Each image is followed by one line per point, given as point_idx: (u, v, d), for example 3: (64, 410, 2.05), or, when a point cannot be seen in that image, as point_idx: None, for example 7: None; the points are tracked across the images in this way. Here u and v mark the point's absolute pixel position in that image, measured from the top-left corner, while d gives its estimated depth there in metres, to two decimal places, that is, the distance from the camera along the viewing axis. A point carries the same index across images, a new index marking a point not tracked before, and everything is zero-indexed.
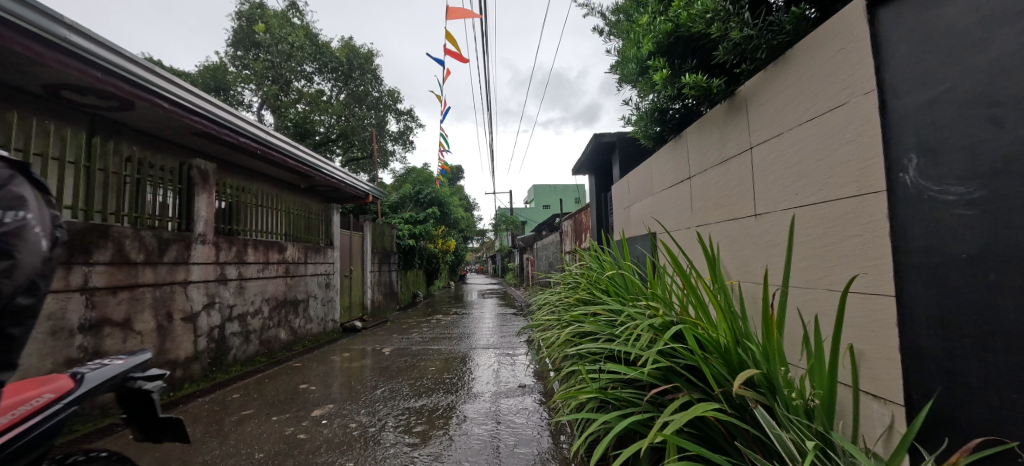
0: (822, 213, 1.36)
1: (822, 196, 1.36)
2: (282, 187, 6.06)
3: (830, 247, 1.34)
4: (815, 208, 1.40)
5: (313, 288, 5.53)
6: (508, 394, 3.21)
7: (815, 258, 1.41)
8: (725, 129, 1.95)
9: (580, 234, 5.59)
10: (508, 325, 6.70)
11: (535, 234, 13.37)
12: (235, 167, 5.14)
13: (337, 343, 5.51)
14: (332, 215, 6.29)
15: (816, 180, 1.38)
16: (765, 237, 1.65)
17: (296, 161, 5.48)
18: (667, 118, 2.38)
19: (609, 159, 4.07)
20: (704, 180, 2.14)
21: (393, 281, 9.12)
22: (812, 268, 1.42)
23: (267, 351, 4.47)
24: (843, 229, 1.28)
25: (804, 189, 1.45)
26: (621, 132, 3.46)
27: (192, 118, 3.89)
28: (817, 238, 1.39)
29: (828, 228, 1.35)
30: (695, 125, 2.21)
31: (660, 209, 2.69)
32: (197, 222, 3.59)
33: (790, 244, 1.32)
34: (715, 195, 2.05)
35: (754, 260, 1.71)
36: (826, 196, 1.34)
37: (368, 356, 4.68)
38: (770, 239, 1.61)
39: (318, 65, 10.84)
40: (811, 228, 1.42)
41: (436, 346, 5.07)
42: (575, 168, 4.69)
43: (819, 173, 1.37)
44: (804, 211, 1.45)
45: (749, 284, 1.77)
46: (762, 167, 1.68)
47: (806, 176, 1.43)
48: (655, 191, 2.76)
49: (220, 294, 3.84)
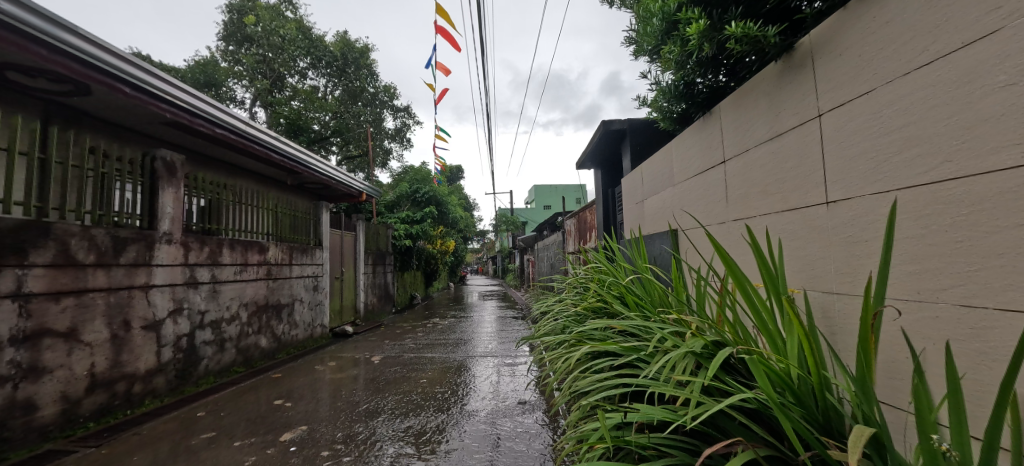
0: (951, 196, 1.02)
1: (953, 170, 1.02)
2: (266, 184, 5.70)
3: (966, 241, 1.00)
4: (938, 189, 1.05)
5: (299, 291, 5.18)
6: (507, 415, 2.81)
7: (936, 259, 1.07)
8: (779, 97, 1.61)
9: (584, 233, 5.23)
10: (508, 330, 6.34)
11: (536, 234, 12.98)
12: (215, 161, 4.81)
13: (325, 350, 5.16)
14: (321, 214, 5.94)
15: (942, 150, 1.04)
16: (846, 232, 1.30)
17: (280, 156, 5.12)
18: (697, 90, 2.08)
19: (617, 150, 3.71)
20: (747, 163, 1.80)
21: (388, 283, 8.77)
22: (931, 273, 1.08)
23: (245, 361, 4.11)
24: (992, 217, 0.94)
25: (914, 165, 1.11)
26: (632, 119, 3.09)
27: (160, 105, 3.55)
28: (943, 234, 1.05)
29: (961, 217, 1.00)
30: (734, 96, 1.87)
31: (683, 202, 2.34)
32: (160, 221, 3.23)
33: (892, 234, 0.97)
34: (764, 182, 1.70)
35: (830, 262, 1.36)
36: (959, 172, 1.00)
37: (356, 366, 4.33)
38: (856, 234, 1.26)
39: (312, 60, 10.50)
40: (928, 217, 1.08)
41: (430, 355, 4.70)
42: (578, 162, 4.33)
43: (947, 140, 1.03)
44: (916, 193, 1.10)
45: (819, 293, 1.42)
46: (839, 138, 1.34)
47: (921, 145, 1.09)
48: (677, 182, 2.40)
49: (190, 300, 3.49)
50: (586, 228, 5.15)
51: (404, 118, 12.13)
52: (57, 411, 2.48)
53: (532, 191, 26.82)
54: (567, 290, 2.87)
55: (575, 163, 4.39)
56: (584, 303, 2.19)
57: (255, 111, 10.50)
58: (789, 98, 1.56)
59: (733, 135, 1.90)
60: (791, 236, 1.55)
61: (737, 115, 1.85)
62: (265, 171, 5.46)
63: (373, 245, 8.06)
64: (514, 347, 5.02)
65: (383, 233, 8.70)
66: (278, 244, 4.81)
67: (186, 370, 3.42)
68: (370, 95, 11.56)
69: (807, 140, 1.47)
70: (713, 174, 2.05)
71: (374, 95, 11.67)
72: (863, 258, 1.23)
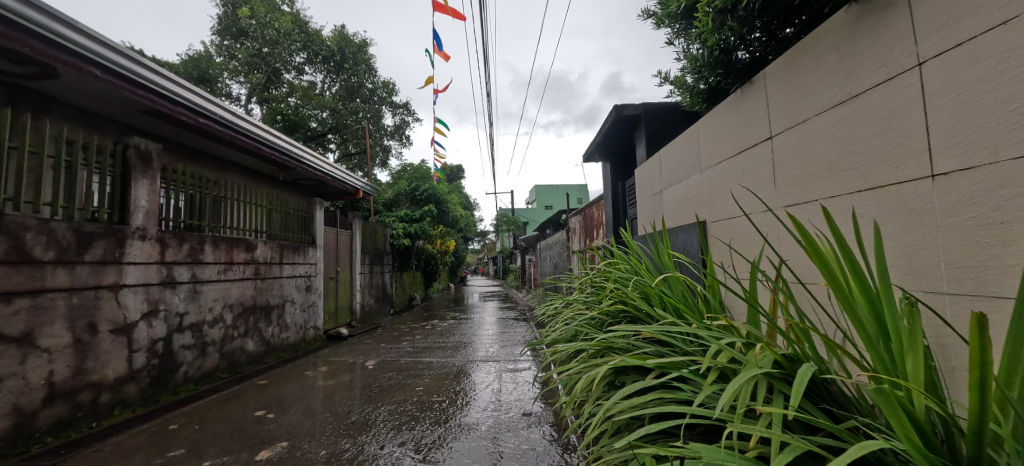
0: None
1: None
2: (256, 179, 5.44)
3: None
4: None
5: (291, 291, 4.91)
6: (511, 429, 2.53)
7: None
8: (849, 57, 1.36)
9: (590, 231, 4.95)
10: (511, 332, 6.07)
11: (538, 234, 12.71)
12: (200, 153, 4.54)
13: (318, 354, 4.89)
14: (315, 211, 5.68)
15: None
16: (963, 216, 1.06)
17: (271, 150, 4.87)
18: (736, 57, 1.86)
19: (629, 140, 3.44)
20: (804, 138, 1.55)
21: (386, 283, 8.51)
22: None
23: (230, 366, 3.85)
24: None
25: None
26: (647, 103, 2.84)
27: (134, 90, 3.27)
28: None
29: None
30: (785, 59, 1.64)
31: (714, 190, 2.09)
32: (133, 215, 2.97)
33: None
34: (828, 160, 1.45)
35: (938, 257, 1.12)
36: None
37: (349, 371, 4.06)
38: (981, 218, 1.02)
39: (308, 55, 10.27)
40: None
41: (428, 359, 4.44)
42: (585, 155, 4.05)
43: None
44: None
45: (921, 295, 1.18)
46: (948, 98, 1.09)
47: None
48: (706, 167, 2.15)
49: (167, 301, 3.23)
50: (592, 225, 4.89)
51: (403, 115, 11.87)
52: (7, 425, 2.22)
53: (533, 191, 26.57)
54: (576, 295, 2.62)
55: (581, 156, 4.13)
56: (598, 307, 1.95)
57: (250, 107, 10.25)
58: (863, 55, 1.31)
59: (779, 112, 1.68)
60: (868, 225, 1.29)
61: (785, 88, 1.64)
62: (254, 165, 5.20)
63: (370, 244, 7.80)
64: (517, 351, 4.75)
65: (381, 232, 8.44)
66: (268, 242, 4.55)
67: (162, 377, 3.16)
68: (368, 91, 11.30)
69: (892, 103, 1.23)
70: (754, 156, 1.82)
71: (372, 91, 11.40)
72: (996, 250, 0.99)
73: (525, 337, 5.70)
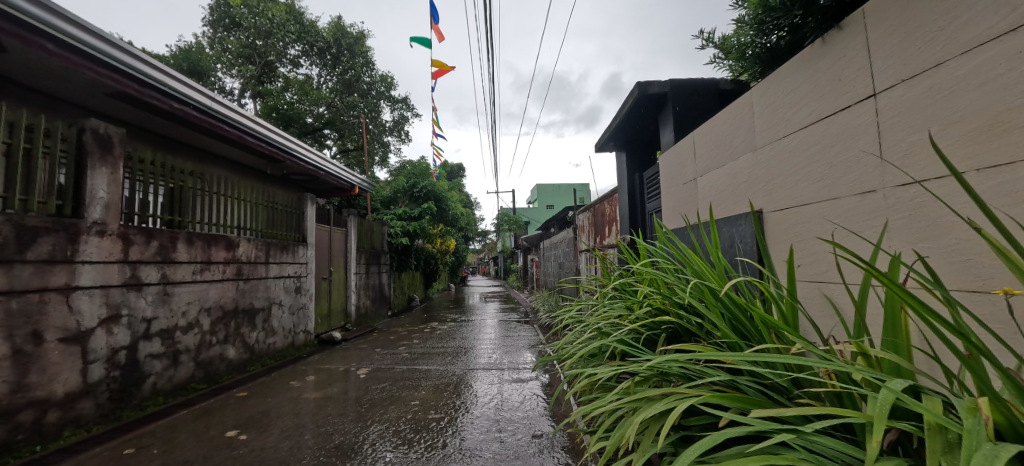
0: None
1: None
2: (239, 172, 5.07)
3: None
4: None
5: (278, 293, 4.55)
6: (519, 456, 2.15)
7: None
8: None
9: (601, 228, 4.57)
10: (514, 336, 5.69)
11: (540, 233, 12.30)
12: (176, 141, 4.19)
13: (306, 361, 4.53)
14: (305, 207, 5.32)
15: None
16: None
17: (255, 141, 4.50)
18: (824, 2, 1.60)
19: (648, 124, 3.09)
20: (924, 94, 1.18)
21: (384, 284, 8.15)
22: None
23: (207, 376, 3.50)
24: None
25: None
26: (674, 80, 2.49)
27: (95, 68, 2.91)
28: None
29: None
30: None
31: (777, 171, 1.74)
32: (89, 207, 2.62)
33: None
34: (961, 127, 1.10)
35: None
36: None
37: (338, 381, 3.69)
38: None
39: (304, 47, 9.95)
40: None
41: (425, 367, 4.07)
42: (598, 144, 3.70)
43: None
44: None
45: None
46: None
47: None
48: (764, 144, 1.82)
49: (132, 304, 2.87)
50: (602, 222, 4.51)
51: (401, 110, 11.47)
52: None
53: (534, 190, 26.25)
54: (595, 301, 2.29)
55: (593, 146, 3.78)
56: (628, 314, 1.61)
57: (244, 102, 9.92)
58: None
59: (886, 62, 1.30)
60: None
61: (899, 30, 1.25)
62: (239, 157, 4.84)
63: (367, 243, 7.44)
64: (523, 358, 4.40)
65: (378, 231, 8.09)
66: (252, 239, 4.20)
67: (125, 390, 2.81)
68: (366, 85, 10.91)
69: None
70: (838, 126, 1.46)
71: (370, 85, 11.02)
72: None
73: (530, 342, 5.33)
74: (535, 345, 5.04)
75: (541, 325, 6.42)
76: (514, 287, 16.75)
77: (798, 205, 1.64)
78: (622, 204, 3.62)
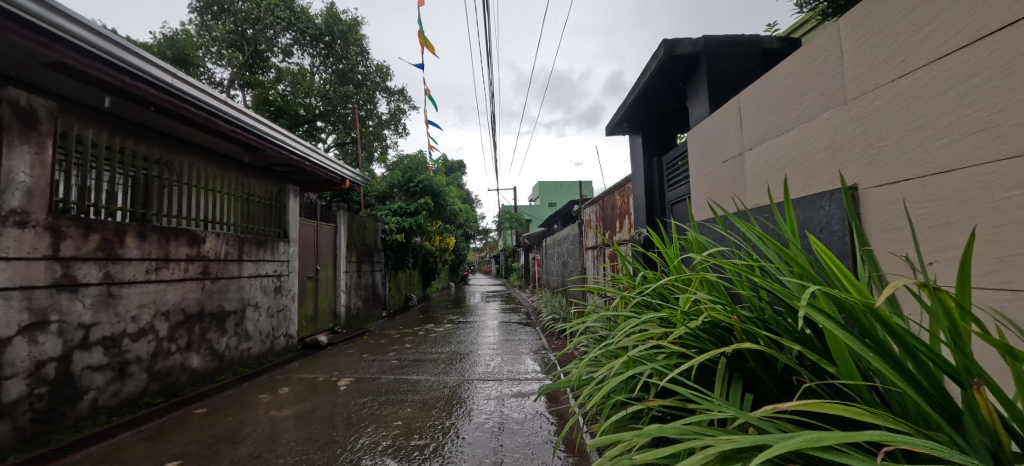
0: None
1: None
2: (210, 161, 4.64)
3: None
4: None
5: (254, 293, 4.12)
6: None
7: None
8: None
9: (610, 222, 4.11)
10: (515, 340, 5.24)
11: (543, 231, 11.84)
12: (135, 124, 3.82)
13: (285, 368, 4.10)
14: (287, 199, 4.86)
15: None
16: None
17: (225, 125, 4.06)
18: None
19: (670, 97, 2.64)
20: None
21: (378, 283, 7.73)
22: None
23: (164, 389, 3.07)
24: None
25: None
26: (707, 37, 2.04)
27: (22, 31, 2.47)
28: None
29: None
30: None
31: (888, 129, 1.24)
32: (5, 193, 2.20)
33: None
34: None
35: None
36: None
37: (314, 394, 3.24)
38: None
39: (295, 35, 9.54)
40: None
41: (415, 377, 3.63)
42: (610, 126, 3.24)
43: None
44: None
45: None
46: None
47: None
48: (865, 93, 1.32)
49: (64, 308, 2.44)
50: (612, 215, 4.04)
51: (397, 101, 10.99)
52: None
53: (535, 187, 25.79)
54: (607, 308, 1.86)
55: (604, 128, 3.32)
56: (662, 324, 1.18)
57: (233, 93, 9.52)
58: None
59: None
60: None
61: None
62: (210, 143, 4.42)
63: (358, 240, 7.00)
64: (525, 366, 3.95)
65: (371, 227, 7.67)
66: (222, 233, 3.76)
67: (55, 409, 2.39)
68: (360, 75, 10.43)
69: None
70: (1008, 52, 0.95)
71: (365, 76, 10.54)
72: None
73: (533, 347, 4.87)
74: (537, 351, 4.59)
75: (544, 328, 5.97)
76: (516, 286, 16.33)
77: (928, 175, 1.14)
78: (638, 193, 3.14)
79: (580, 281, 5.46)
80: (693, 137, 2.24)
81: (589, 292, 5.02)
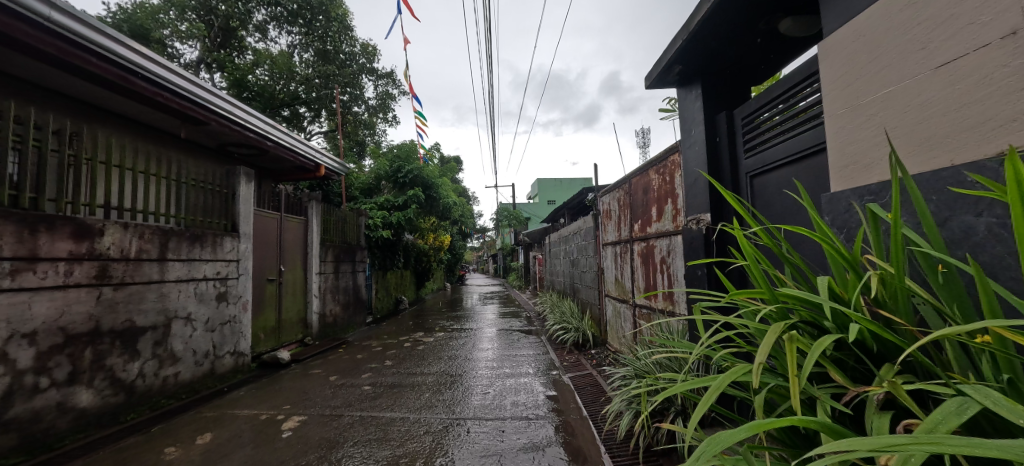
0: None
1: None
2: (126, 130, 3.73)
3: None
4: None
5: (188, 302, 3.21)
6: None
7: None
8: None
9: (638, 211, 3.22)
10: (519, 356, 4.34)
11: (545, 227, 10.87)
12: (10, 75, 2.91)
13: (224, 398, 3.19)
14: (238, 185, 3.92)
15: None
16: None
17: (140, 82, 3.18)
18: None
19: (754, 11, 1.77)
20: None
21: (362, 286, 6.79)
22: None
23: (26, 443, 2.18)
24: None
25: None
26: None
27: None
28: None
29: None
30: None
31: None
32: None
33: None
34: None
35: None
36: None
37: (244, 445, 2.35)
38: None
39: (272, 11, 8.69)
40: None
41: (389, 414, 2.73)
42: (654, 74, 2.35)
43: None
44: None
45: None
46: None
47: None
48: None
49: None
50: (642, 201, 3.14)
51: (386, 86, 10.06)
52: None
53: (535, 184, 24.82)
54: (706, 334, 0.95)
55: (645, 77, 2.42)
56: None
57: (203, 74, 8.60)
58: None
59: None
60: None
61: None
62: (133, 110, 3.57)
63: (336, 237, 6.06)
64: (532, 395, 3.04)
65: (352, 222, 6.73)
66: (134, 223, 2.84)
67: None
68: (344, 56, 9.51)
69: None
70: None
71: (349, 57, 9.60)
72: None
73: (540, 365, 3.96)
74: (545, 372, 3.68)
75: (553, 339, 5.03)
76: (516, 287, 15.36)
77: None
78: (693, 160, 2.25)
79: (596, 284, 4.53)
80: (830, 43, 1.29)
81: (609, 298, 4.13)
